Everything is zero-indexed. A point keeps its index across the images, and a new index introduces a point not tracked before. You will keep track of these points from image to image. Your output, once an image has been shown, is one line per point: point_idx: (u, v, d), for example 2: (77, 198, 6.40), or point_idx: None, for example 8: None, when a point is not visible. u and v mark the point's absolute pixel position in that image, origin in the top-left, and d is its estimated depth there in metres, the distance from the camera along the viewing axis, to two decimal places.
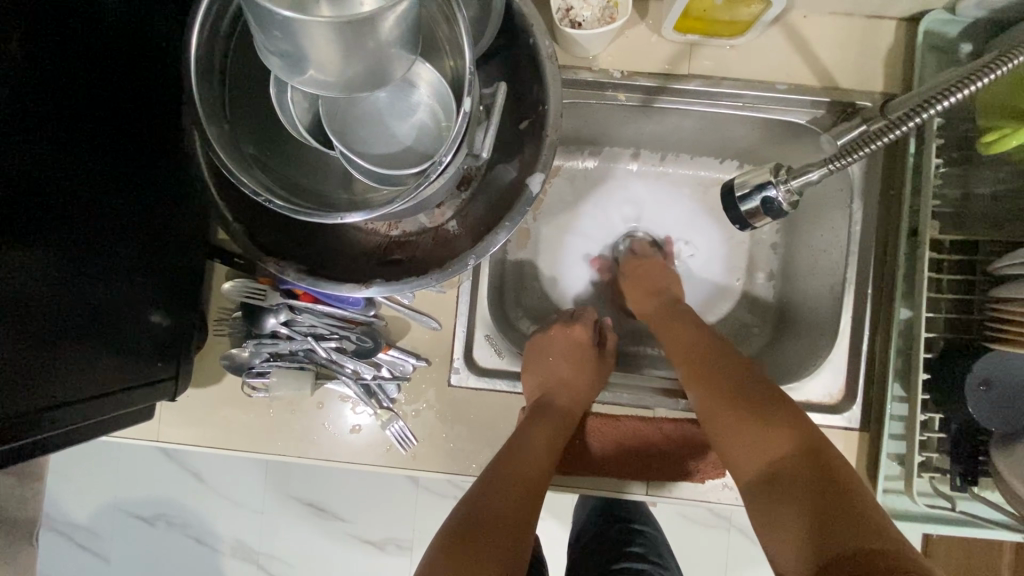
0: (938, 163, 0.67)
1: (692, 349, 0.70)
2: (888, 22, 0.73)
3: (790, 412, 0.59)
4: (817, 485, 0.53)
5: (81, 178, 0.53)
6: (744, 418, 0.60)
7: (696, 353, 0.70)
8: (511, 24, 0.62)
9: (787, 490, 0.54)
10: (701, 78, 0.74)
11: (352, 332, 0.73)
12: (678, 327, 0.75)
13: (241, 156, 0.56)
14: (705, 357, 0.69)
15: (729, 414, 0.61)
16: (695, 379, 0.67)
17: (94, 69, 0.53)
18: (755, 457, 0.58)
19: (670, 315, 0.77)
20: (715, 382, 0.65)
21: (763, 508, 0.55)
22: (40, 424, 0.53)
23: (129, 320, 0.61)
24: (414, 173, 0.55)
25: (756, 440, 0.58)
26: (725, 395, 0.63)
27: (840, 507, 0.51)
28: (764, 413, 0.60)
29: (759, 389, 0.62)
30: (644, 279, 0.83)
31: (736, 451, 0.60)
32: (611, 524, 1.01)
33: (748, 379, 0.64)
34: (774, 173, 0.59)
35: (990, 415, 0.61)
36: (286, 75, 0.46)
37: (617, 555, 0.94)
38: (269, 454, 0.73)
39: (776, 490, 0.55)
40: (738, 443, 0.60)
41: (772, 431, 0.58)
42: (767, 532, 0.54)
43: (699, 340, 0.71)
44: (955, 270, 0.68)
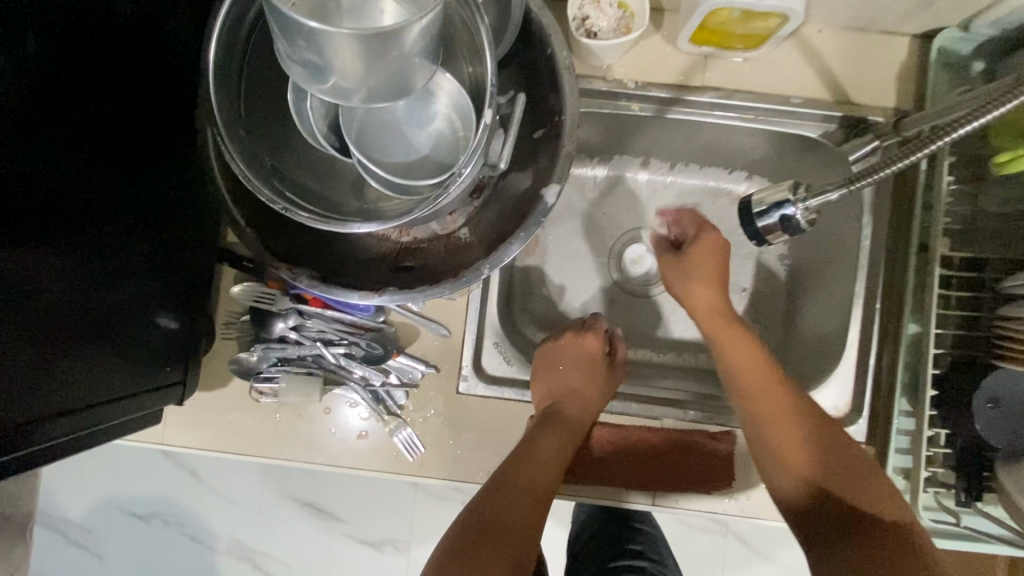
0: (948, 181, 0.68)
1: (755, 370, 0.67)
2: (901, 38, 0.74)
3: (843, 449, 0.62)
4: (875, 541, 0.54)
5: (91, 178, 0.52)
6: (804, 454, 0.62)
7: (756, 372, 0.67)
8: (528, 33, 0.62)
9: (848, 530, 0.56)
10: (714, 90, 0.74)
11: (361, 338, 0.73)
12: (740, 342, 0.69)
13: (258, 164, 0.55)
14: (767, 382, 0.66)
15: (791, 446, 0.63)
16: (752, 408, 0.65)
17: (105, 66, 0.53)
18: (797, 493, 0.61)
19: (718, 315, 0.73)
20: (776, 413, 0.64)
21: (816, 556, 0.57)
22: (46, 431, 0.52)
23: (139, 323, 0.61)
24: (431, 182, 0.54)
25: (806, 478, 0.61)
26: (785, 427, 0.63)
27: (913, 571, 0.50)
28: (820, 450, 0.62)
29: (817, 424, 0.64)
30: (710, 263, 0.75)
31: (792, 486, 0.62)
32: (613, 519, 1.01)
33: (805, 409, 0.65)
34: (793, 190, 0.58)
35: (997, 431, 0.62)
36: (308, 84, 0.46)
37: (618, 553, 0.95)
38: (276, 458, 0.73)
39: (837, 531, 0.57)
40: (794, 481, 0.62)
41: (822, 472, 0.61)
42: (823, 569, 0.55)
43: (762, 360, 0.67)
44: (963, 286, 0.69)
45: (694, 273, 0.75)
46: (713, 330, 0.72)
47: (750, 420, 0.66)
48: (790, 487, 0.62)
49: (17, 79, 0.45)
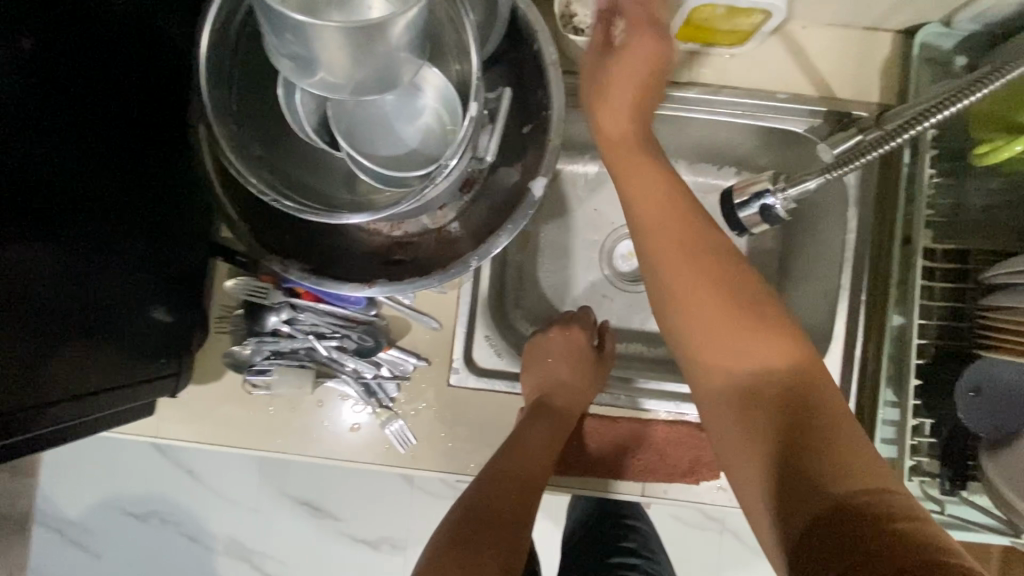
0: (931, 173, 0.69)
1: (665, 241, 0.60)
2: (885, 34, 0.75)
3: (780, 335, 0.55)
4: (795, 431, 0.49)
5: (88, 171, 0.54)
6: (725, 343, 0.56)
7: (678, 253, 0.59)
8: (515, 29, 0.63)
9: (757, 432, 0.52)
10: (701, 86, 0.75)
11: (353, 331, 0.74)
12: (652, 203, 0.61)
13: (250, 156, 0.56)
14: (688, 264, 0.59)
15: (711, 336, 0.56)
16: (668, 288, 0.59)
17: (101, 62, 0.54)
18: (732, 392, 0.55)
19: (633, 171, 0.62)
20: (701, 300, 0.58)
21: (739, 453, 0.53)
22: (42, 418, 0.54)
23: (135, 316, 0.62)
24: (419, 175, 0.55)
25: (748, 378, 0.54)
26: (715, 317, 0.57)
27: (810, 473, 0.46)
28: (751, 344, 0.55)
29: (748, 311, 0.56)
30: (620, 107, 0.64)
31: (712, 383, 0.56)
32: (607, 518, 1.01)
33: (742, 288, 0.58)
34: (773, 181, 0.61)
35: (979, 419, 0.63)
36: (296, 77, 0.47)
37: (611, 551, 0.96)
38: (269, 451, 0.73)
39: (747, 424, 0.53)
40: (714, 374, 0.56)
41: (759, 369, 0.54)
42: (734, 466, 0.54)
43: (684, 232, 0.60)
44: (947, 278, 0.70)
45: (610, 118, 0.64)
46: (620, 180, 0.64)
47: (683, 318, 0.58)
48: (723, 389, 0.56)
49: (12, 72, 0.46)
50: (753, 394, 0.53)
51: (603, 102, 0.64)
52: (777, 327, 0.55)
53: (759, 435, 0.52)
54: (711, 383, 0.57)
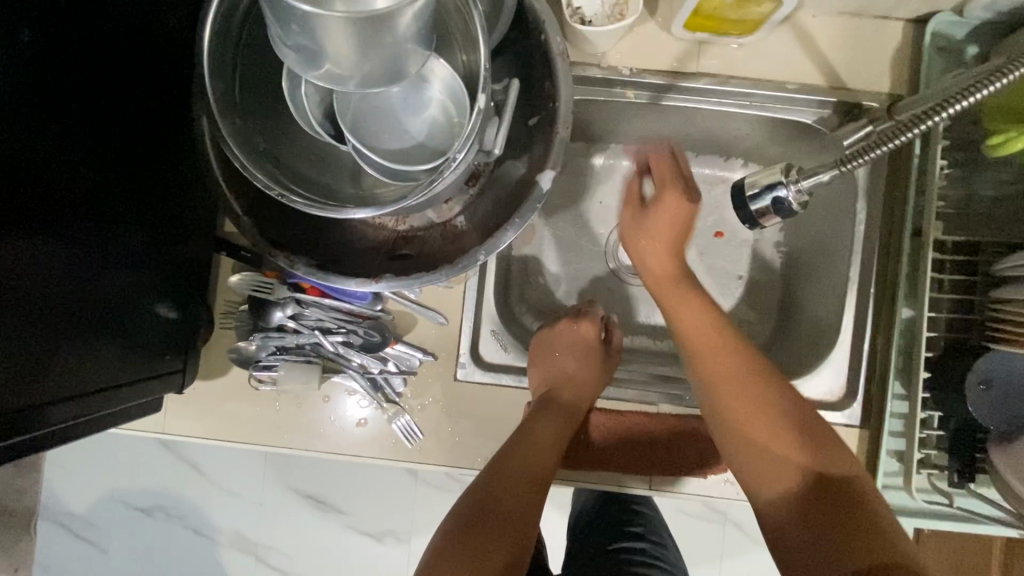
0: (943, 164, 0.68)
1: (709, 342, 0.67)
2: (895, 23, 0.74)
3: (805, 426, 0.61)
4: (837, 509, 0.54)
5: (89, 166, 0.53)
6: (765, 429, 0.61)
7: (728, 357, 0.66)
8: (523, 20, 0.62)
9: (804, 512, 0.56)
10: (709, 77, 0.74)
11: (359, 326, 0.73)
12: (703, 331, 0.69)
13: (254, 150, 0.55)
14: (735, 362, 0.66)
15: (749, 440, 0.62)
16: (712, 389, 0.65)
17: (103, 55, 0.53)
18: (777, 477, 0.59)
19: (676, 299, 0.72)
20: (740, 398, 0.63)
21: (780, 525, 0.57)
22: (52, 415, 0.53)
23: (138, 312, 0.61)
24: (426, 168, 0.55)
25: (783, 454, 0.59)
26: (751, 405, 0.63)
27: (855, 541, 0.51)
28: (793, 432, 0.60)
29: (783, 410, 0.62)
30: (667, 216, 0.76)
31: (753, 468, 0.61)
32: (612, 503, 1.01)
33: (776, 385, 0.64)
34: (785, 173, 0.59)
35: (990, 413, 0.62)
36: (302, 69, 0.46)
37: (618, 535, 0.94)
38: (275, 446, 0.73)
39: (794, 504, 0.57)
40: (758, 466, 0.60)
41: (799, 449, 0.59)
42: (781, 544, 0.56)
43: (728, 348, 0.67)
44: (957, 270, 0.69)
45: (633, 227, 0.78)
46: (659, 293, 0.75)
47: (720, 398, 0.64)
48: (762, 464, 0.60)
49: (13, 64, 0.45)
50: (793, 470, 0.58)
51: (655, 210, 0.77)
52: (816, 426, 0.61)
53: (808, 513, 0.55)
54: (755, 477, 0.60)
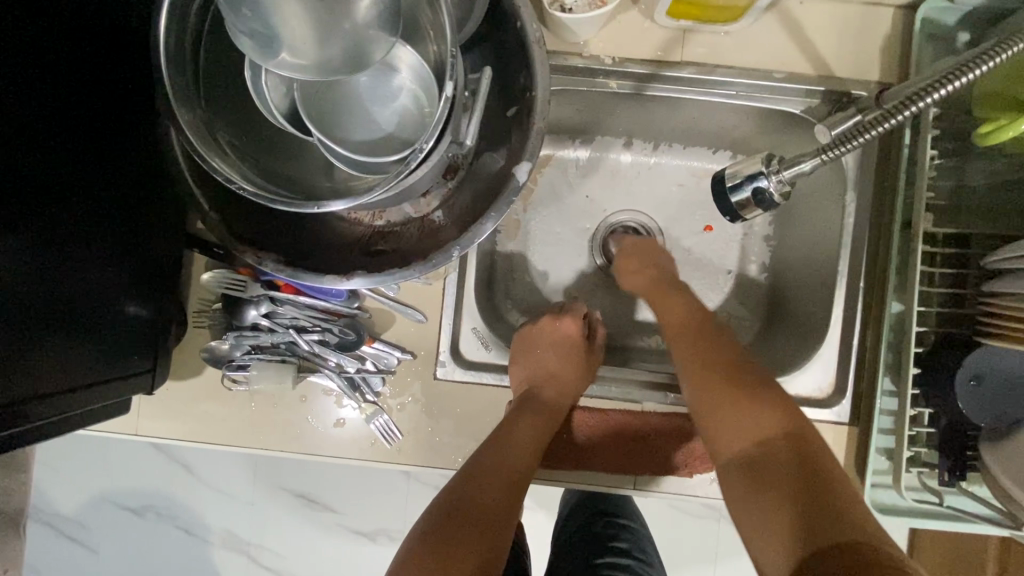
0: (933, 154, 0.66)
1: (691, 331, 0.69)
2: (885, 9, 0.72)
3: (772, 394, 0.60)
4: (804, 471, 0.53)
5: (49, 160, 0.51)
6: (732, 395, 0.60)
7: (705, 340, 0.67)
8: (497, 6, 0.60)
9: (767, 477, 0.54)
10: (693, 66, 0.72)
11: (335, 324, 0.71)
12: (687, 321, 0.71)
13: (216, 143, 0.53)
14: (712, 343, 0.67)
15: (716, 400, 0.61)
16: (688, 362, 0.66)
17: (62, 46, 0.51)
18: (741, 439, 0.58)
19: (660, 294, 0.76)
20: (712, 366, 0.64)
21: (741, 485, 0.56)
22: (23, 415, 0.52)
23: (107, 310, 0.59)
24: (396, 159, 0.53)
25: (755, 415, 0.58)
26: (719, 373, 0.63)
27: (822, 511, 0.50)
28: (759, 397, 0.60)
29: (751, 377, 0.62)
30: (637, 257, 0.80)
31: (719, 430, 0.60)
32: (597, 518, 0.99)
33: (744, 360, 0.64)
34: (766, 163, 0.58)
35: (979, 410, 0.61)
36: (261, 59, 0.43)
37: (602, 549, 0.93)
38: (251, 447, 0.72)
39: (756, 469, 0.55)
40: (721, 426, 0.60)
41: (763, 412, 0.58)
42: (744, 512, 0.55)
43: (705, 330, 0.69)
44: (947, 263, 0.67)
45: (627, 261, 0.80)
46: (652, 297, 0.77)
47: (692, 370, 0.65)
48: (731, 427, 0.59)
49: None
50: (763, 432, 0.57)
51: (626, 248, 0.81)
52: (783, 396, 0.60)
53: (773, 476, 0.54)
54: (718, 437, 0.60)
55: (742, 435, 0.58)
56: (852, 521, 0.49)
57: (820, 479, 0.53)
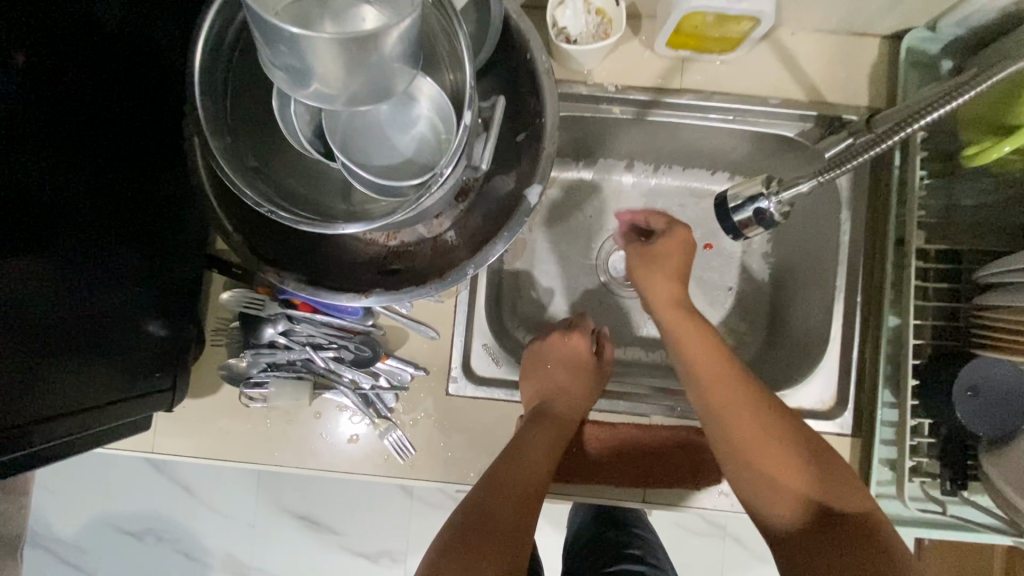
0: (922, 174, 0.69)
1: (713, 363, 0.66)
2: (871, 39, 0.76)
3: (810, 452, 0.61)
4: (849, 544, 0.54)
5: (85, 187, 0.54)
6: (769, 455, 0.61)
7: (734, 391, 0.64)
8: (508, 39, 0.63)
9: (817, 548, 0.55)
10: (692, 92, 0.76)
11: (350, 341, 0.73)
12: (716, 366, 0.66)
13: (243, 168, 0.56)
14: (742, 397, 0.63)
15: (751, 455, 0.61)
16: (715, 406, 0.64)
17: (99, 80, 0.54)
18: (789, 507, 0.59)
19: (675, 307, 0.73)
20: (739, 414, 0.63)
21: (793, 556, 0.57)
22: (36, 435, 0.53)
23: (130, 330, 0.61)
24: (414, 184, 0.55)
25: (787, 485, 0.60)
26: (747, 422, 0.62)
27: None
28: (794, 455, 0.60)
29: (784, 427, 0.62)
30: (667, 256, 0.76)
31: (762, 495, 0.60)
32: (609, 527, 0.99)
33: (774, 407, 0.63)
34: (766, 185, 0.60)
35: (979, 420, 0.62)
36: (289, 88, 0.47)
37: (615, 558, 0.92)
38: (266, 463, 0.73)
39: (807, 540, 0.56)
40: (763, 490, 0.60)
41: (803, 474, 0.60)
42: None
43: (731, 378, 0.65)
44: (941, 279, 0.70)
45: (655, 261, 0.77)
46: (664, 312, 0.73)
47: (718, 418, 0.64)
48: (767, 499, 0.60)
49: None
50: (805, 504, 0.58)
51: (656, 247, 0.77)
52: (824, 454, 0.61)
53: (822, 546, 0.55)
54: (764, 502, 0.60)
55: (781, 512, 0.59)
56: None
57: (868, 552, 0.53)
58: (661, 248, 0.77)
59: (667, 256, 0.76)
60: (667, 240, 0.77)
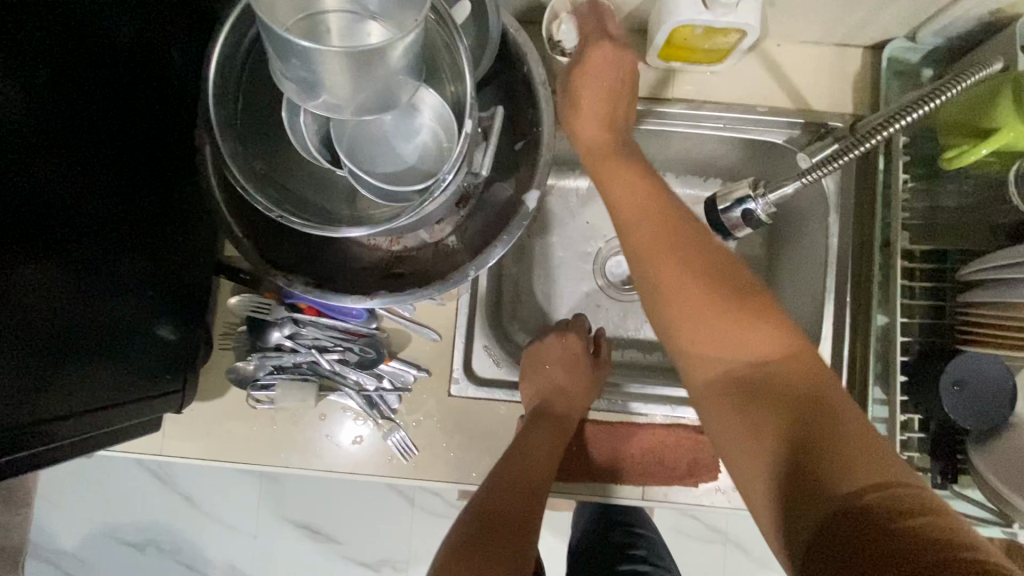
0: (904, 177, 0.72)
1: (647, 215, 0.60)
2: (855, 50, 0.79)
3: (765, 317, 0.53)
4: (802, 418, 0.47)
5: (102, 193, 0.56)
6: (719, 316, 0.54)
7: (675, 262, 0.57)
8: (507, 53, 0.66)
9: (759, 417, 0.50)
10: (684, 102, 0.79)
11: (355, 344, 0.75)
12: (659, 251, 0.58)
13: (254, 175, 0.59)
14: (683, 271, 0.56)
15: (698, 315, 0.55)
16: (653, 266, 0.58)
17: (116, 92, 0.57)
18: (731, 376, 0.53)
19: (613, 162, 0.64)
20: (681, 275, 0.56)
21: (728, 421, 0.52)
22: (51, 434, 0.54)
23: (141, 333, 0.63)
24: (417, 190, 0.58)
25: (739, 354, 0.52)
26: (691, 288, 0.56)
27: (826, 455, 0.44)
28: (740, 315, 0.53)
29: (730, 283, 0.55)
30: (598, 79, 0.67)
31: (704, 359, 0.55)
32: (614, 526, 1.00)
33: (723, 273, 0.56)
34: (752, 187, 0.64)
35: (964, 412, 0.65)
36: (299, 99, 0.50)
37: (621, 559, 0.94)
38: (272, 465, 0.74)
39: (746, 402, 0.51)
40: (706, 351, 0.54)
41: (755, 342, 0.52)
42: (733, 457, 0.51)
43: (672, 235, 0.58)
44: (927, 278, 0.72)
45: (580, 116, 0.68)
46: (603, 176, 0.65)
47: (658, 283, 0.57)
48: (718, 376, 0.53)
49: (25, 97, 0.48)
50: (747, 367, 0.52)
51: (587, 58, 0.67)
52: (782, 320, 0.54)
53: (761, 409, 0.50)
54: (707, 362, 0.54)
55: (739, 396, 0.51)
56: (862, 467, 0.43)
57: (818, 420, 0.47)
58: (580, 89, 0.68)
59: (601, 102, 0.67)
60: (597, 60, 0.67)
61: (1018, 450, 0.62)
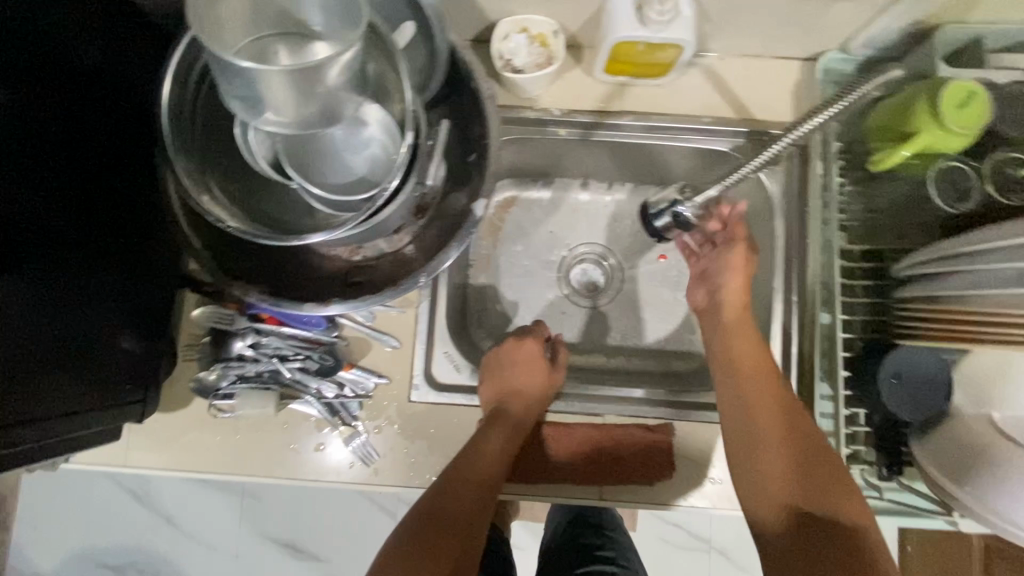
0: (840, 180, 0.77)
1: (765, 404, 0.69)
2: (793, 62, 0.83)
3: (832, 474, 0.64)
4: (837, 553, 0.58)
5: (66, 208, 0.58)
6: (789, 465, 0.65)
7: (766, 397, 0.69)
8: (455, 71, 0.70)
9: (806, 544, 0.60)
10: (632, 114, 0.83)
11: (315, 352, 0.76)
12: (754, 383, 0.70)
13: (209, 189, 0.61)
14: (766, 409, 0.69)
15: (770, 456, 0.66)
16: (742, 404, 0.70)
17: (78, 111, 0.60)
18: (785, 506, 0.63)
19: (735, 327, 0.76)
20: (767, 416, 0.68)
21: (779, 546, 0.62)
22: (8, 440, 0.54)
23: (105, 343, 0.64)
24: (363, 199, 0.61)
25: (797, 493, 0.63)
26: (770, 428, 0.67)
27: None
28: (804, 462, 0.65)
29: (804, 438, 0.66)
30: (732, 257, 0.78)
31: (766, 492, 0.65)
32: (585, 528, 1.02)
33: (804, 435, 0.67)
34: (680, 192, 0.70)
35: (901, 405, 0.67)
36: (246, 116, 0.53)
37: (588, 559, 0.95)
38: (236, 474, 0.75)
39: (799, 535, 0.61)
40: (770, 487, 0.65)
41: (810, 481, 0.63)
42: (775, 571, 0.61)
43: (766, 384, 0.70)
44: (867, 276, 0.75)
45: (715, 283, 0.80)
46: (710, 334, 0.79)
47: (743, 416, 0.69)
48: (772, 507, 0.64)
49: None
50: (801, 500, 0.63)
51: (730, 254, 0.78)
52: (845, 479, 0.64)
53: (809, 545, 0.60)
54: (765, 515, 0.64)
55: (780, 510, 0.63)
56: None
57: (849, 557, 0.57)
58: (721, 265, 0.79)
59: (734, 264, 0.78)
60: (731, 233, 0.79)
61: (953, 439, 0.64)
